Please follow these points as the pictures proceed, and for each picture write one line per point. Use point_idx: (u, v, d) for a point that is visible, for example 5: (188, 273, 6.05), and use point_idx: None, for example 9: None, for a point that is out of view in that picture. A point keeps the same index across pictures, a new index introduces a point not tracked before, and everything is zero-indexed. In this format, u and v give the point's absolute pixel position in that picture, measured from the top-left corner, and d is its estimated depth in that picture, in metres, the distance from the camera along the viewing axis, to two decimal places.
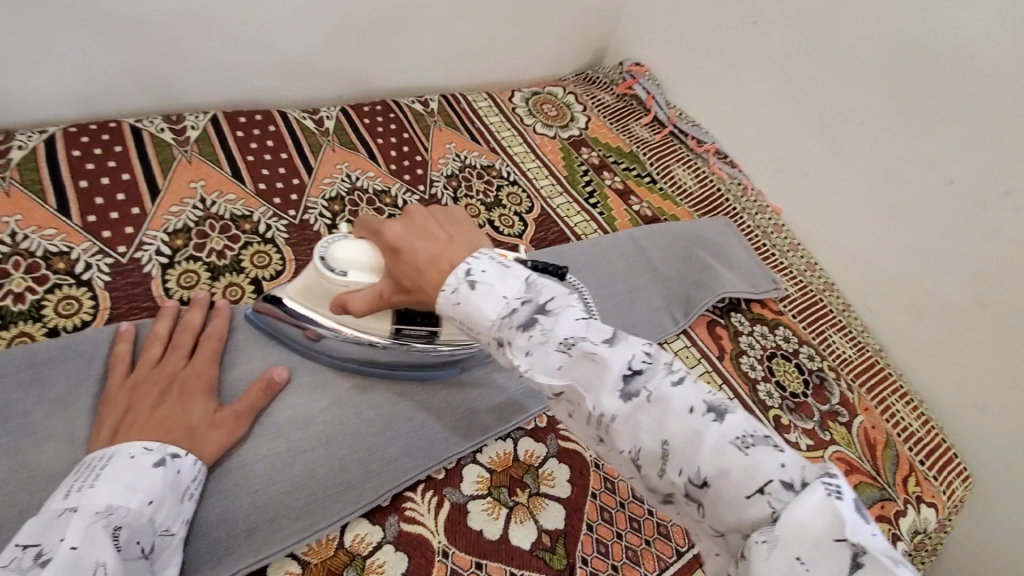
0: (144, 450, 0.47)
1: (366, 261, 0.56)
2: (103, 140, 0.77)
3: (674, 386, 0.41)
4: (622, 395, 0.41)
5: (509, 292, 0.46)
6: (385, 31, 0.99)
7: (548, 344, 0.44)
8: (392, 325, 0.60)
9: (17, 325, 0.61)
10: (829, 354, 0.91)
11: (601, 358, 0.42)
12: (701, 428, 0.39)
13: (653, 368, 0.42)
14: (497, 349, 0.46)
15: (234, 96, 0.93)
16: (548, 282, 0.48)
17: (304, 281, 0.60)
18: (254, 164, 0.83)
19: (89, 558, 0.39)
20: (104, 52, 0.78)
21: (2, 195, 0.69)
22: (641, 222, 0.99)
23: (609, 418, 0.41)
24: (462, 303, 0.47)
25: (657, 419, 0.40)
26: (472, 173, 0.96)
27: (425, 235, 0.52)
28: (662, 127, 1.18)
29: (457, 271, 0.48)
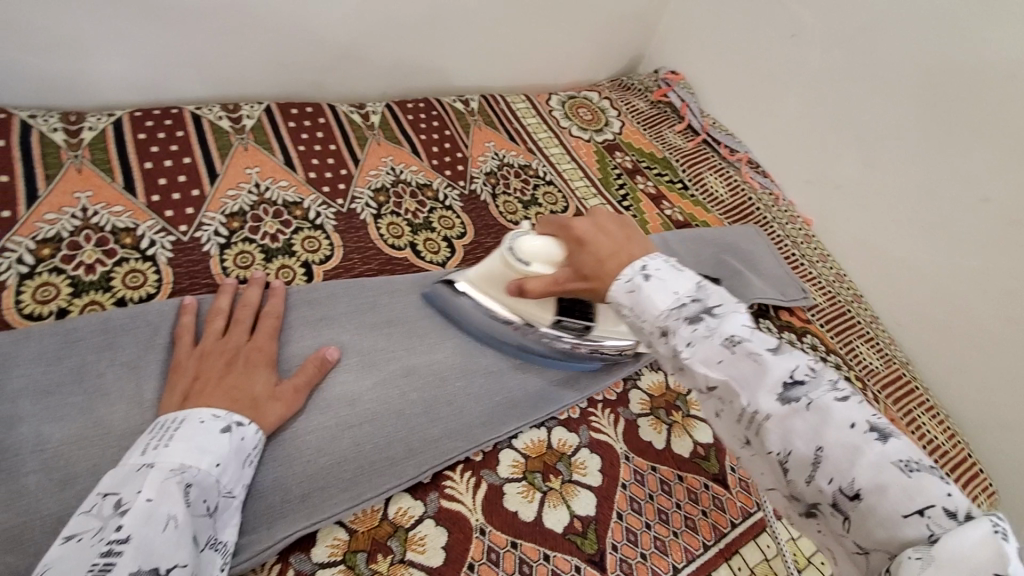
0: (213, 416, 0.50)
1: (550, 255, 0.63)
2: (166, 125, 0.82)
3: (840, 402, 0.41)
4: (781, 397, 0.42)
5: (681, 289, 0.49)
6: (430, 30, 1.02)
7: (712, 337, 0.46)
8: (554, 316, 0.68)
9: (88, 293, 0.65)
10: (856, 364, 0.92)
11: (764, 361, 0.43)
12: (863, 444, 0.39)
13: (818, 381, 0.43)
14: (659, 339, 0.49)
15: (285, 88, 0.97)
16: (719, 289, 0.50)
17: (486, 271, 0.70)
18: (305, 154, 0.87)
19: (161, 510, 0.42)
20: (171, 41, 0.82)
21: (74, 172, 0.73)
22: (673, 226, 1.00)
23: (762, 416, 0.43)
24: (636, 291, 0.50)
25: (815, 427, 0.41)
26: (510, 171, 0.98)
27: (610, 233, 0.56)
28: (695, 135, 1.19)
29: (635, 265, 0.52)
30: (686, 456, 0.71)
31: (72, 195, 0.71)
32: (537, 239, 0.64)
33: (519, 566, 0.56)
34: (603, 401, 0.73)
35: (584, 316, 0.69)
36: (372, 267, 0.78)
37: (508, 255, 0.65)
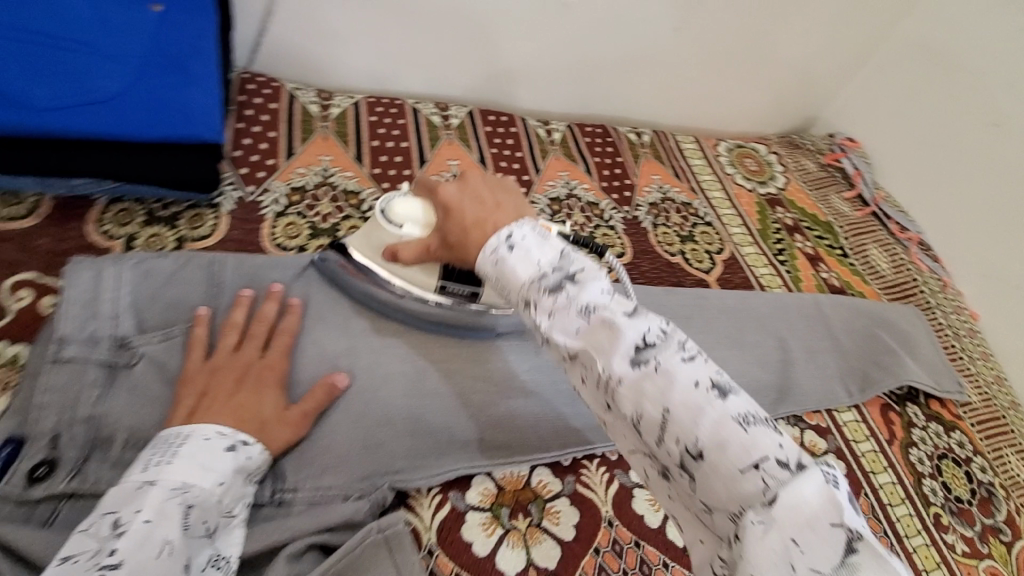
0: (217, 434, 0.51)
1: (419, 216, 0.63)
2: (392, 114, 0.97)
3: (684, 361, 0.39)
4: (632, 361, 0.40)
5: (543, 258, 0.46)
6: (617, 64, 1.10)
7: (570, 308, 0.43)
8: (438, 281, 0.65)
9: (321, 237, 0.78)
10: (1001, 471, 0.85)
11: (617, 325, 0.41)
12: (704, 402, 0.37)
13: (667, 343, 0.40)
14: (522, 310, 0.46)
15: (485, 97, 1.09)
16: (584, 256, 0.47)
17: (366, 234, 0.68)
18: (496, 156, 0.98)
19: (155, 534, 0.43)
20: (413, 45, 0.98)
21: (323, 139, 0.89)
22: (827, 289, 0.99)
23: (616, 381, 0.40)
24: (500, 262, 0.48)
25: (660, 388, 0.39)
26: (671, 206, 1.02)
27: (476, 198, 0.54)
28: (865, 206, 1.16)
29: (502, 234, 0.49)
30: None
31: (318, 156, 0.86)
32: (404, 203, 0.64)
33: (640, 565, 0.60)
34: None
35: (470, 282, 0.66)
36: None
37: (382, 219, 0.65)
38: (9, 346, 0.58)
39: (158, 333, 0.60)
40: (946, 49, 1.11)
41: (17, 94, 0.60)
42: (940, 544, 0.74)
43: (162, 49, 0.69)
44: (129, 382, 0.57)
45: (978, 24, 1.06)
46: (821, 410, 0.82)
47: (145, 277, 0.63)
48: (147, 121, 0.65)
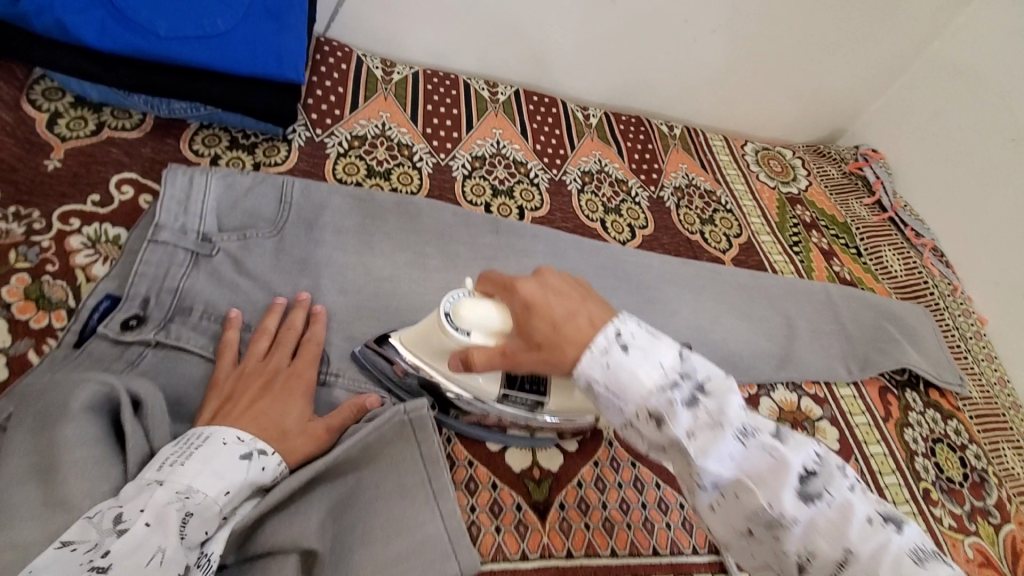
0: (236, 440, 0.53)
1: (490, 323, 0.57)
2: (446, 84, 1.06)
3: (851, 490, 0.43)
4: (798, 494, 0.42)
5: (665, 362, 0.48)
6: (654, 59, 1.18)
7: (719, 430, 0.45)
8: (500, 390, 0.63)
9: (375, 178, 0.88)
10: (995, 461, 0.91)
11: (778, 454, 0.44)
12: (885, 537, 0.40)
13: (828, 472, 0.44)
14: (647, 424, 0.47)
15: (530, 80, 1.19)
16: (701, 358, 0.49)
17: (423, 333, 0.63)
18: (536, 131, 1.06)
19: (152, 543, 0.43)
20: (468, 24, 1.08)
21: (382, 98, 0.98)
22: (838, 281, 1.04)
23: (785, 517, 0.42)
24: (615, 367, 0.48)
25: (838, 524, 0.41)
26: (695, 191, 1.09)
27: (560, 291, 0.53)
28: (883, 212, 1.21)
29: (609, 333, 0.49)
30: None
31: (377, 112, 0.96)
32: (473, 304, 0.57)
33: (634, 480, 0.68)
34: None
35: (532, 390, 0.63)
36: (569, 227, 0.94)
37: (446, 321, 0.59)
38: (111, 228, 0.68)
39: (233, 234, 0.69)
40: (975, 69, 1.15)
41: (145, 24, 0.70)
42: (927, 514, 0.80)
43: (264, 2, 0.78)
44: (210, 268, 0.67)
45: (1004, 49, 1.11)
46: (820, 380, 0.88)
47: (228, 188, 0.71)
48: (245, 59, 0.74)
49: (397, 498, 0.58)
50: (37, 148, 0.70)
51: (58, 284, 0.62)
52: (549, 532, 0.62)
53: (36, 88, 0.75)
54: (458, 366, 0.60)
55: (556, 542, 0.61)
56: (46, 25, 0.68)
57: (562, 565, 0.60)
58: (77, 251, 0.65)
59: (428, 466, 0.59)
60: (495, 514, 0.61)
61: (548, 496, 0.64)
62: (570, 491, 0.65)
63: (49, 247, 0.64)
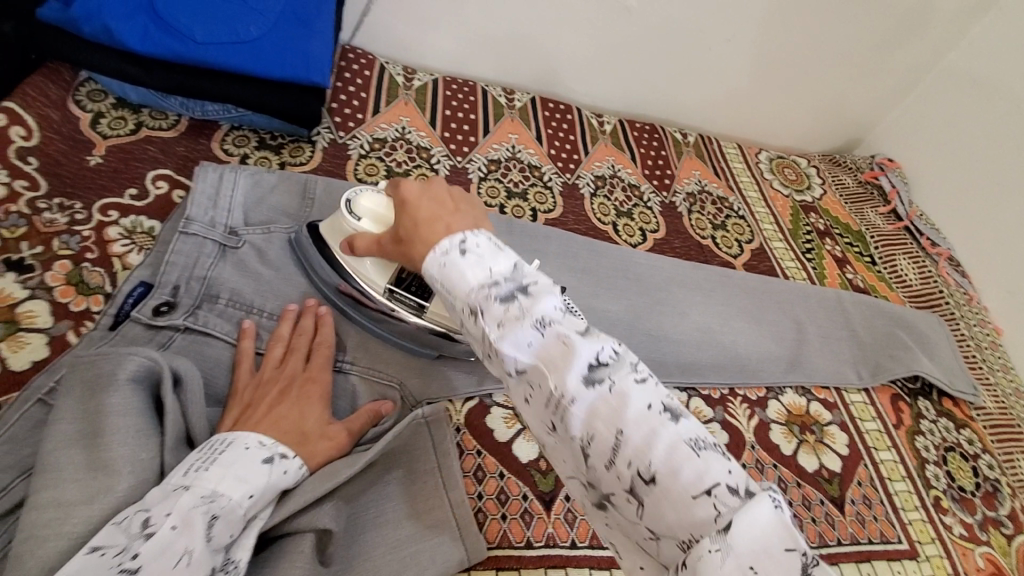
0: (258, 444, 0.53)
1: (379, 211, 0.65)
2: (464, 90, 1.09)
3: (637, 382, 0.40)
4: (585, 380, 0.40)
5: (495, 266, 0.46)
6: (669, 67, 1.20)
7: (523, 320, 0.42)
8: (386, 284, 0.67)
9: (394, 179, 0.91)
10: (1009, 471, 0.90)
11: (572, 342, 0.41)
12: (658, 424, 0.38)
13: (621, 363, 0.41)
14: (468, 319, 0.45)
15: (546, 88, 1.21)
16: (537, 269, 0.47)
17: (332, 221, 0.69)
18: (551, 136, 1.09)
19: (179, 545, 0.44)
20: (487, 32, 1.11)
21: (403, 103, 1.02)
22: (850, 288, 1.04)
23: (569, 402, 0.40)
24: (448, 265, 0.47)
25: (614, 410, 0.39)
26: (707, 198, 1.10)
27: (434, 199, 0.56)
28: (898, 221, 1.21)
29: (454, 239, 0.48)
30: (810, 470, 0.78)
31: (397, 116, 0.99)
32: (373, 196, 0.66)
33: None
34: (743, 395, 0.83)
35: (418, 293, 0.68)
36: (581, 229, 0.96)
37: (346, 208, 0.66)
38: (147, 221, 0.72)
39: (257, 228, 0.72)
40: (992, 80, 1.15)
41: (182, 29, 0.75)
42: (937, 522, 0.80)
43: (295, 10, 0.82)
44: (237, 260, 0.70)
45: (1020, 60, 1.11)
46: (830, 386, 0.89)
47: (254, 185, 0.74)
48: (274, 62, 0.78)
49: (409, 485, 0.61)
50: (81, 145, 0.75)
51: (96, 271, 0.66)
52: (554, 522, 0.63)
53: (81, 90, 0.80)
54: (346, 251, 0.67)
55: (560, 533, 0.62)
56: (94, 30, 0.73)
57: (565, 554, 0.61)
58: (115, 240, 0.69)
59: (443, 469, 0.61)
60: (501, 502, 0.63)
61: (553, 488, 0.65)
62: None
63: (89, 236, 0.68)
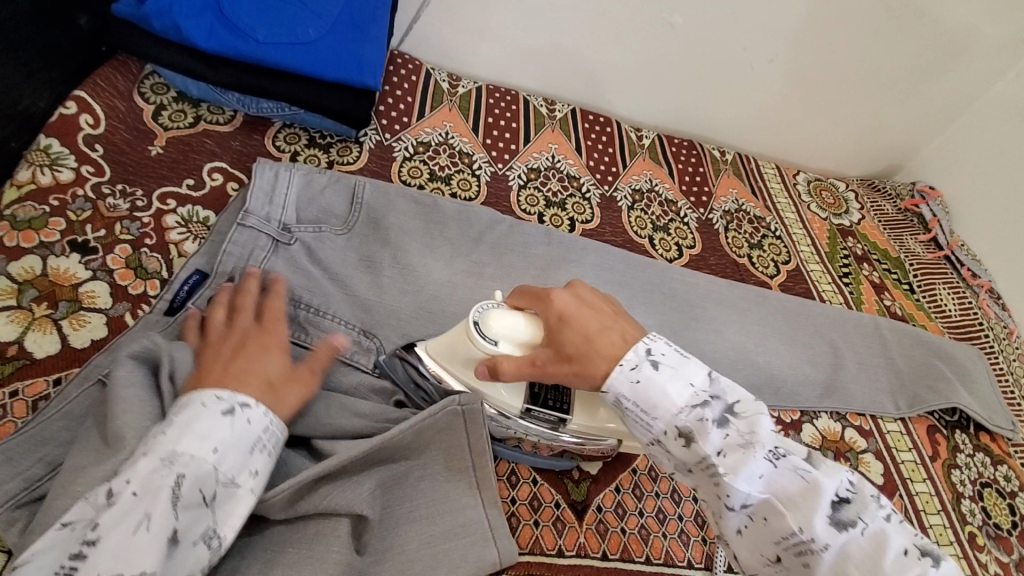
0: (214, 398, 0.50)
1: (519, 329, 0.60)
2: (507, 98, 1.10)
3: (884, 521, 0.44)
4: (833, 520, 0.44)
5: (693, 382, 0.52)
6: (710, 84, 1.20)
7: (749, 449, 0.48)
8: (524, 403, 0.63)
9: (437, 183, 0.93)
10: None
11: (813, 479, 0.46)
12: (918, 569, 0.42)
13: (861, 500, 0.45)
14: (680, 439, 0.50)
15: (586, 100, 1.22)
16: (728, 382, 0.54)
17: (447, 341, 0.65)
18: (590, 147, 1.10)
19: (141, 510, 0.43)
20: (532, 42, 1.12)
21: (447, 109, 1.03)
22: (888, 315, 1.03)
23: (818, 542, 0.43)
24: (648, 381, 0.52)
25: (870, 554, 0.42)
26: (744, 216, 1.10)
27: (592, 308, 0.60)
28: (938, 250, 1.20)
29: (644, 353, 0.54)
30: None
31: (441, 122, 1.01)
32: (502, 315, 0.61)
33: (672, 492, 0.69)
34: (777, 418, 0.82)
35: (556, 407, 0.64)
36: (617, 241, 0.97)
37: (473, 331, 0.61)
38: (202, 211, 0.74)
39: (310, 227, 0.74)
40: None
41: (246, 29, 0.77)
42: (972, 559, 0.78)
43: (352, 15, 0.85)
44: (288, 255, 0.72)
45: None
46: (865, 413, 0.87)
47: (306, 184, 0.76)
48: (328, 64, 0.80)
49: (444, 482, 0.59)
50: (143, 136, 0.78)
51: (154, 257, 0.69)
52: (585, 531, 0.63)
53: (146, 83, 0.83)
54: (483, 375, 0.60)
55: (591, 543, 0.62)
56: (164, 25, 0.76)
57: (596, 565, 0.61)
58: (172, 228, 0.71)
59: (477, 467, 0.59)
60: (534, 508, 0.63)
61: (586, 498, 0.65)
62: (608, 494, 0.66)
63: (148, 222, 0.71)
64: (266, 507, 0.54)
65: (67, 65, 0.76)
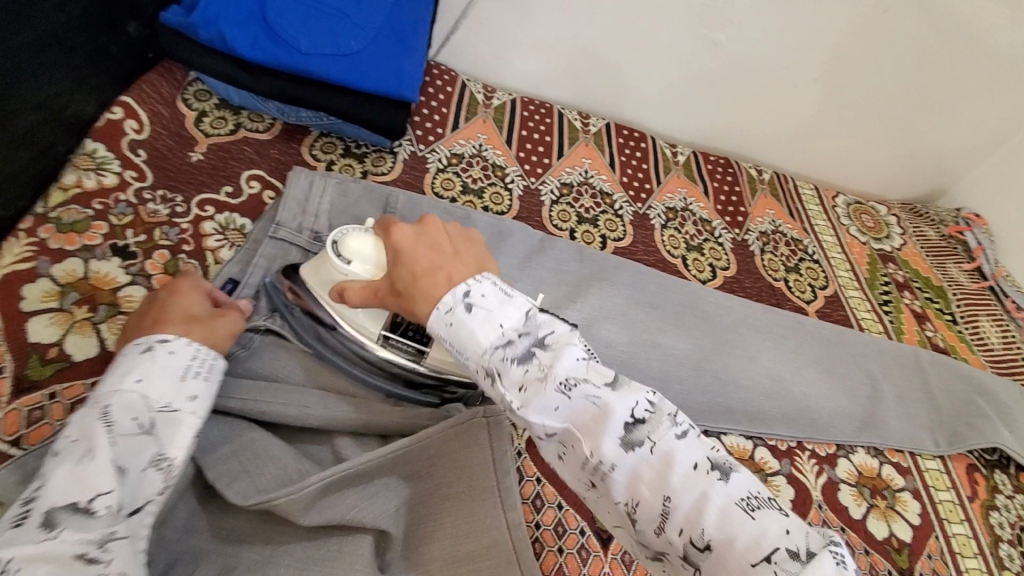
0: (135, 344, 0.54)
1: (369, 254, 0.60)
2: (542, 111, 1.10)
3: (677, 439, 0.41)
4: (622, 442, 0.41)
5: (505, 321, 0.47)
6: (750, 102, 1.18)
7: (546, 382, 0.44)
8: (382, 332, 0.64)
9: (469, 196, 0.92)
10: None
11: (602, 401, 0.42)
12: (705, 485, 0.39)
13: (657, 419, 0.42)
14: (488, 382, 0.46)
15: (620, 115, 1.21)
16: (550, 316, 0.48)
17: (313, 266, 0.65)
18: (624, 163, 1.08)
19: (80, 446, 0.45)
20: (569, 56, 1.12)
21: (482, 121, 1.03)
22: (929, 347, 0.99)
23: (610, 467, 0.41)
24: (456, 324, 0.48)
25: (661, 475, 0.40)
26: (781, 238, 1.07)
27: (432, 245, 0.54)
28: (982, 280, 1.15)
29: (457, 292, 0.49)
30: (880, 538, 0.74)
31: (475, 133, 1.01)
32: (358, 238, 0.61)
33: None
34: (811, 450, 0.79)
35: (416, 338, 0.64)
36: (649, 260, 0.95)
37: (333, 255, 0.62)
38: (238, 218, 0.75)
39: None
40: None
41: (290, 40, 0.78)
42: None
43: (392, 27, 0.85)
44: None
45: None
46: (904, 449, 0.84)
47: (340, 194, 0.77)
48: (368, 76, 0.80)
49: (468, 502, 0.56)
50: (184, 141, 0.79)
51: (190, 262, 0.70)
52: (610, 561, 0.61)
53: (189, 90, 0.84)
54: (336, 300, 0.61)
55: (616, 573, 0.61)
56: (211, 35, 0.77)
57: None
58: (209, 235, 0.72)
59: (501, 489, 0.56)
60: (558, 535, 0.62)
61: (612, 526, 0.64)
62: None
63: (186, 228, 0.72)
64: (289, 508, 0.52)
65: (117, 70, 0.78)
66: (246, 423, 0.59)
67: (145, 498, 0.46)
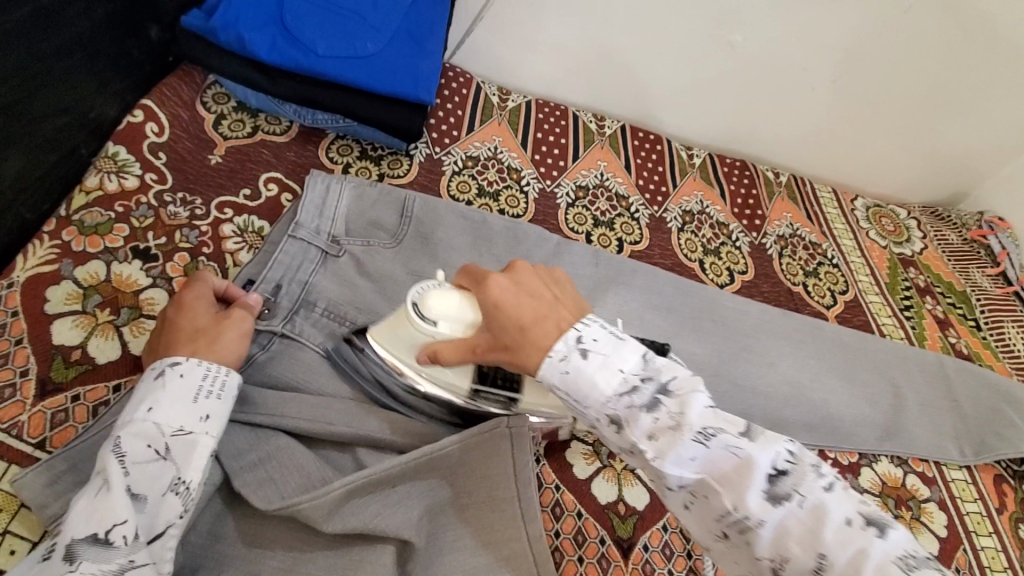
0: (149, 370, 0.54)
1: (458, 314, 0.57)
2: (557, 113, 1.09)
3: (826, 491, 0.40)
4: (767, 494, 0.40)
5: (624, 365, 0.46)
6: (766, 103, 1.16)
7: (679, 432, 0.42)
8: (472, 385, 0.63)
9: (485, 199, 0.92)
10: None
11: (744, 453, 0.41)
12: (864, 541, 0.37)
13: (801, 470, 0.41)
14: (611, 427, 0.46)
15: (635, 117, 1.21)
16: (666, 360, 0.48)
17: (390, 322, 0.63)
18: (640, 166, 1.07)
19: (100, 478, 0.46)
20: (583, 58, 1.11)
21: (497, 123, 1.03)
22: (953, 353, 0.97)
23: (754, 520, 0.40)
24: (574, 371, 0.46)
25: (811, 530, 0.38)
26: (799, 242, 1.05)
27: (528, 288, 0.52)
28: (1007, 285, 1.13)
29: (570, 337, 0.48)
30: None
31: (490, 136, 1.00)
32: (442, 296, 0.58)
33: None
34: (833, 459, 0.78)
35: (505, 387, 0.63)
36: (666, 264, 0.94)
37: (414, 316, 0.58)
38: (257, 221, 0.75)
39: (359, 240, 0.75)
40: None
41: (308, 43, 0.78)
42: None
43: (409, 30, 0.85)
44: (335, 269, 0.72)
45: None
46: (928, 459, 0.82)
47: (357, 197, 0.77)
48: (385, 78, 0.80)
49: (488, 512, 0.57)
50: (203, 144, 0.80)
51: (210, 265, 0.70)
52: (631, 571, 0.61)
53: (208, 93, 0.85)
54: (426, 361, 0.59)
55: None
56: (229, 38, 0.77)
57: None
58: (228, 237, 0.73)
59: (521, 500, 0.56)
60: (578, 543, 0.61)
61: (632, 535, 0.63)
62: (654, 533, 0.64)
63: (206, 231, 0.72)
64: (312, 511, 0.53)
65: (137, 75, 0.79)
66: (267, 429, 0.60)
67: (164, 523, 0.47)
